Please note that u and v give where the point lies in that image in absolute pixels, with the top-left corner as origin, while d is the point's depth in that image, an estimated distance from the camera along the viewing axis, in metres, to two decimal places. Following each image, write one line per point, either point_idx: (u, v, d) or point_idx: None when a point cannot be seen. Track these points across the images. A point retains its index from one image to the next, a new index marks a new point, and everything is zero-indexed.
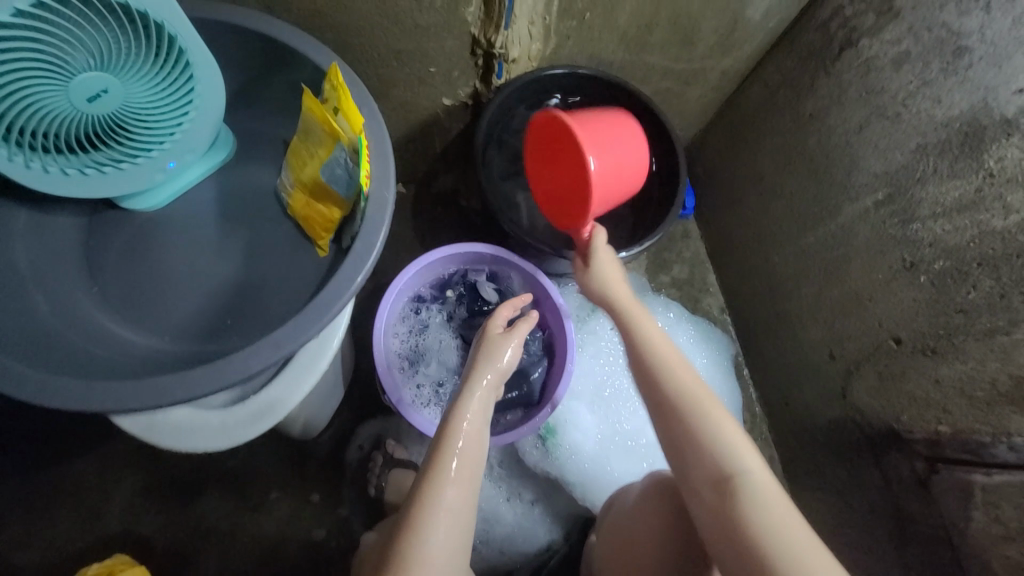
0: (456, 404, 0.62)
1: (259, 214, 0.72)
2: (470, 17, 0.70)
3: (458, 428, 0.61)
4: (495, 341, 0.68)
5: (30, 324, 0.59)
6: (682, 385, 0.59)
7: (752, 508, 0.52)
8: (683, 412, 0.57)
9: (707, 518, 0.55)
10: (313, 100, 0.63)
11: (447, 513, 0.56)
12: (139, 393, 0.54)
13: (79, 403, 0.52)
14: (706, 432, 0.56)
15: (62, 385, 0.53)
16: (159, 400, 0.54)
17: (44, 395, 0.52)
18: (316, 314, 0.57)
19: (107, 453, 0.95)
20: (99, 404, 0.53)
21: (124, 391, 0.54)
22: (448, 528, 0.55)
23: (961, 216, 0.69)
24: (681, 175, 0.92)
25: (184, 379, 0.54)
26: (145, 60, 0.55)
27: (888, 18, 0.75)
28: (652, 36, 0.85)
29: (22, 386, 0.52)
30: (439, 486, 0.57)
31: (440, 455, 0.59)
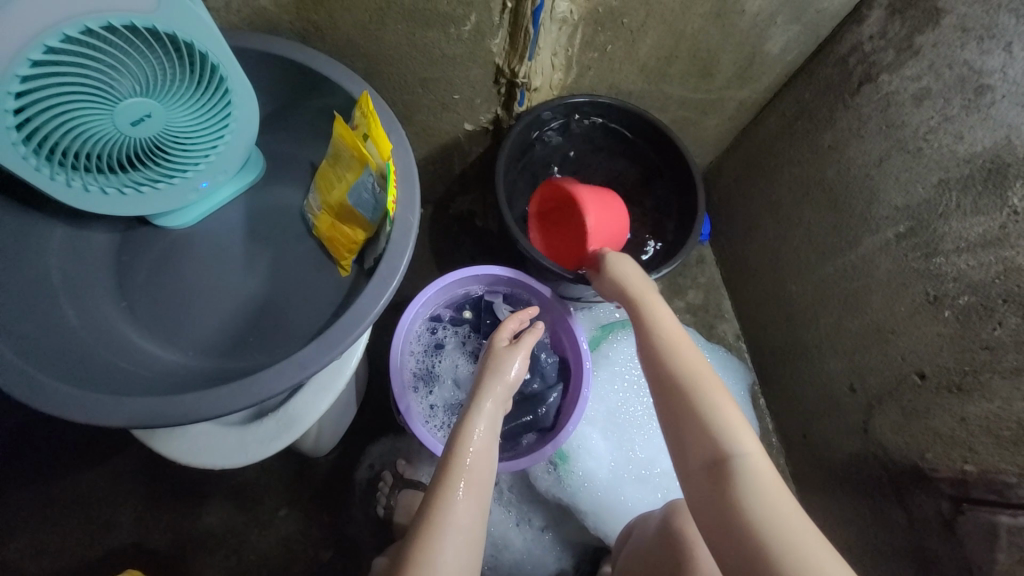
0: (465, 416, 0.64)
1: (284, 233, 0.73)
2: (495, 48, 0.72)
3: (469, 437, 0.61)
4: (502, 352, 0.70)
5: (61, 337, 0.60)
6: (677, 367, 0.60)
7: (748, 492, 0.50)
8: (682, 391, 0.58)
9: (703, 498, 0.53)
10: (344, 126, 0.65)
11: (458, 522, 0.55)
12: (165, 409, 0.55)
13: (106, 418, 0.54)
14: (704, 413, 0.56)
15: (90, 400, 0.54)
16: (185, 416, 0.55)
17: (71, 410, 0.53)
18: (340, 335, 0.58)
19: (120, 464, 0.96)
20: (127, 420, 0.54)
21: (149, 407, 0.55)
22: (458, 535, 0.54)
23: (985, 252, 0.68)
24: (699, 205, 0.92)
25: (208, 397, 0.55)
26: (186, 85, 0.57)
27: (908, 55, 0.76)
28: (671, 68, 0.87)
29: (52, 401, 0.53)
30: (451, 491, 0.57)
31: (452, 455, 0.60)
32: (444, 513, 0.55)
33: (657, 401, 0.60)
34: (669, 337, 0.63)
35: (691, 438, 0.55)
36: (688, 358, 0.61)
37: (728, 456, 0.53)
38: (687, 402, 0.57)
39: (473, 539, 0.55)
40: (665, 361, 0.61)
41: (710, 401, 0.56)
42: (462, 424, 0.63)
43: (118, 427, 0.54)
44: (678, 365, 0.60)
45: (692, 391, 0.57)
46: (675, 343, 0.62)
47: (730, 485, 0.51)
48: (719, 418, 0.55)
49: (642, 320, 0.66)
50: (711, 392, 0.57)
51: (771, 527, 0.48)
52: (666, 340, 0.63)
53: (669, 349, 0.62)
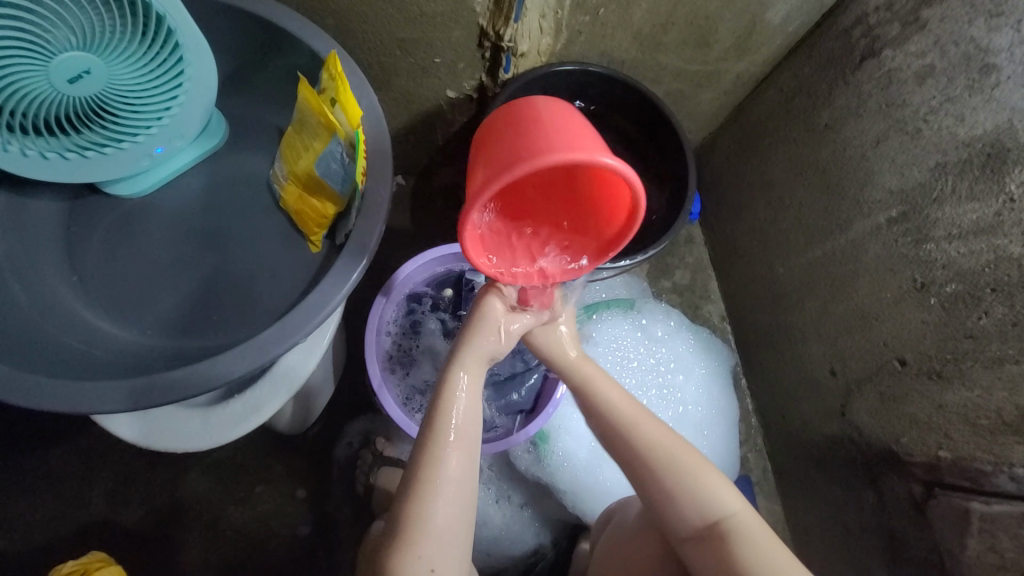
0: (445, 377, 0.59)
1: (248, 204, 0.68)
2: (479, 7, 0.66)
3: (454, 400, 0.58)
4: (486, 316, 0.61)
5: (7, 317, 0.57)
6: (651, 446, 0.61)
7: (744, 548, 0.57)
8: (660, 470, 0.60)
9: (703, 562, 0.58)
10: (310, 90, 0.59)
11: (446, 484, 0.55)
12: (117, 394, 0.52)
13: (55, 404, 0.51)
14: (686, 487, 0.59)
15: (36, 385, 0.51)
16: (139, 402, 0.52)
17: (20, 395, 0.50)
18: (304, 318, 0.55)
19: (90, 440, 0.93)
20: (77, 405, 0.51)
21: (99, 392, 0.52)
22: (451, 500, 0.55)
23: (977, 239, 0.67)
24: (689, 182, 0.90)
25: (162, 383, 0.52)
26: (132, 40, 0.51)
27: (914, 29, 0.72)
28: (667, 36, 0.82)
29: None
30: (438, 455, 0.55)
31: (430, 427, 0.57)
32: (431, 488, 0.54)
33: (633, 479, 0.62)
34: (634, 414, 0.62)
35: (681, 510, 0.59)
36: (658, 431, 0.62)
37: (721, 521, 0.58)
38: (665, 479, 0.60)
39: (464, 513, 0.55)
40: (637, 441, 0.61)
41: (691, 470, 0.60)
42: (443, 384, 0.59)
43: (66, 412, 0.51)
44: (653, 446, 0.60)
45: (670, 471, 0.60)
46: (636, 419, 0.62)
47: (731, 551, 0.57)
48: (703, 487, 0.59)
49: (605, 401, 0.63)
50: (690, 464, 0.60)
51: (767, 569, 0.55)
52: (631, 422, 0.62)
53: (631, 430, 0.61)
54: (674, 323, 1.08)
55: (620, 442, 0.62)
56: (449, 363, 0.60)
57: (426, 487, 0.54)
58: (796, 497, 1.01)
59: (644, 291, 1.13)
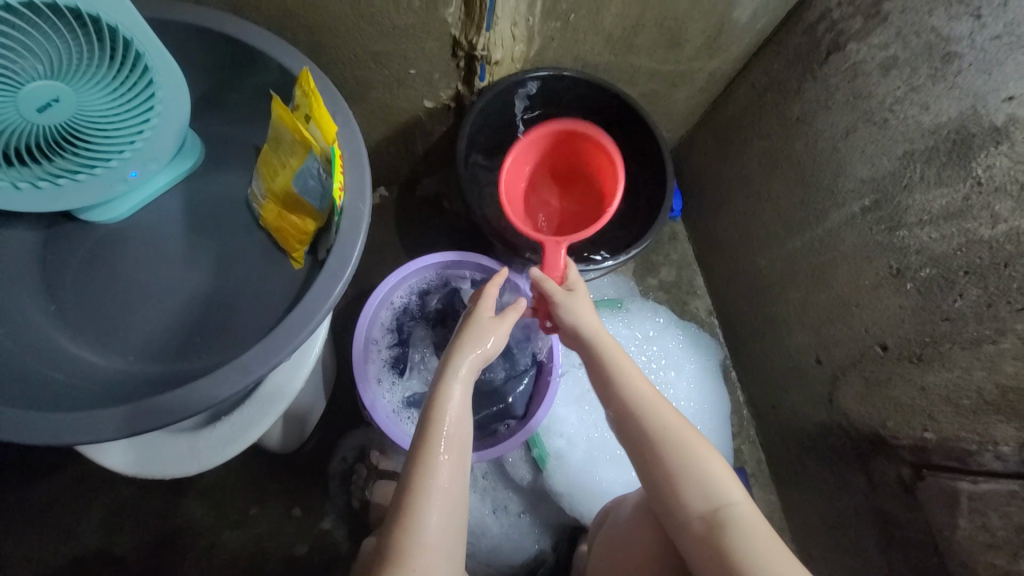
0: (440, 384, 0.59)
1: (227, 224, 0.68)
2: (450, 18, 0.68)
3: (447, 407, 0.58)
4: (482, 324, 0.63)
5: None
6: (659, 426, 0.62)
7: (743, 540, 0.56)
8: (667, 451, 0.61)
9: (698, 549, 0.58)
10: (283, 108, 0.59)
11: (438, 493, 0.55)
12: (91, 425, 0.51)
13: (38, 436, 0.50)
14: (692, 471, 0.60)
15: (18, 418, 0.50)
16: (112, 433, 0.51)
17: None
18: (284, 339, 0.54)
19: (79, 471, 0.91)
20: (52, 439, 0.50)
21: (82, 422, 0.51)
22: (444, 510, 0.55)
23: (948, 224, 0.68)
24: (667, 175, 0.90)
25: (146, 408, 0.52)
26: (99, 64, 0.51)
27: (876, 22, 0.73)
28: (638, 38, 0.83)
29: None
30: (431, 463, 0.55)
31: (425, 434, 0.57)
32: (426, 492, 0.55)
33: (638, 457, 0.63)
34: (649, 395, 0.64)
35: (682, 494, 0.60)
36: (668, 412, 0.63)
37: (721, 509, 0.58)
38: (669, 460, 0.60)
39: (457, 521, 0.55)
40: (648, 421, 0.62)
41: (698, 458, 0.60)
42: (438, 391, 0.59)
43: (48, 445, 0.50)
44: (659, 427, 0.61)
45: (674, 453, 0.60)
46: (651, 400, 0.63)
47: (730, 542, 0.56)
48: (705, 472, 0.60)
49: (620, 380, 0.64)
50: (697, 450, 0.61)
51: (766, 560, 0.54)
52: (643, 401, 0.63)
53: (641, 407, 0.63)
54: (662, 320, 1.09)
55: (629, 419, 0.63)
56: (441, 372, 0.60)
57: (419, 492, 0.55)
58: (791, 485, 1.03)
59: (631, 290, 1.14)
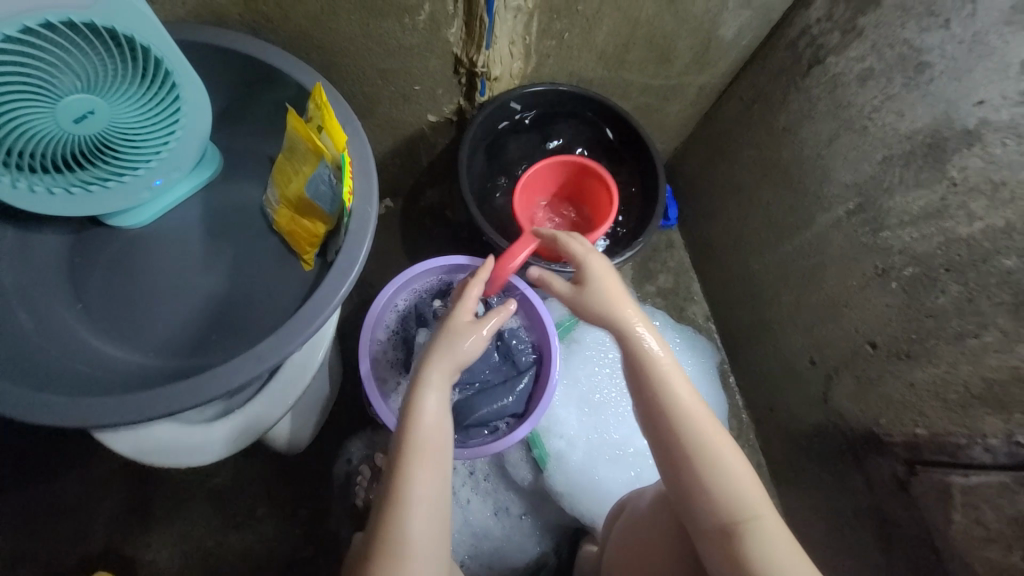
0: (415, 390, 0.62)
1: (244, 229, 0.72)
2: (452, 38, 0.74)
3: (422, 409, 0.61)
4: (458, 329, 0.66)
5: (16, 342, 0.59)
6: (692, 434, 0.61)
7: (761, 551, 0.57)
8: (699, 460, 0.60)
9: (718, 557, 0.59)
10: (297, 120, 0.64)
11: (420, 496, 0.57)
12: (107, 409, 0.53)
13: (63, 418, 0.53)
14: (720, 483, 0.60)
15: (46, 402, 0.53)
16: (124, 418, 0.53)
17: (21, 411, 0.52)
18: (298, 328, 0.57)
19: (94, 472, 0.94)
20: (68, 421, 0.53)
21: (104, 407, 0.53)
22: (426, 512, 0.57)
23: (927, 224, 0.71)
24: (660, 181, 0.95)
25: (163, 393, 0.54)
26: (132, 81, 0.56)
27: (852, 37, 0.78)
28: (630, 54, 0.88)
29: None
30: (410, 467, 0.58)
31: (404, 436, 0.59)
32: (406, 501, 0.57)
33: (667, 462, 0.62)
34: (688, 402, 0.62)
35: (707, 503, 0.60)
36: (704, 422, 0.62)
37: (741, 519, 0.58)
38: (697, 468, 0.60)
39: (440, 523, 0.58)
40: (681, 428, 0.61)
41: (727, 470, 0.60)
42: (413, 397, 0.62)
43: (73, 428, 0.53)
44: (682, 432, 0.61)
45: (697, 459, 0.60)
46: (688, 408, 0.62)
47: (748, 550, 0.57)
48: (733, 484, 0.60)
49: (660, 386, 0.62)
50: (726, 461, 0.61)
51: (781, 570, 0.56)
52: (681, 408, 0.62)
53: (678, 414, 0.62)
54: (659, 322, 1.15)
55: (663, 425, 0.62)
56: (417, 378, 0.62)
57: (400, 496, 0.57)
58: (791, 489, 1.03)
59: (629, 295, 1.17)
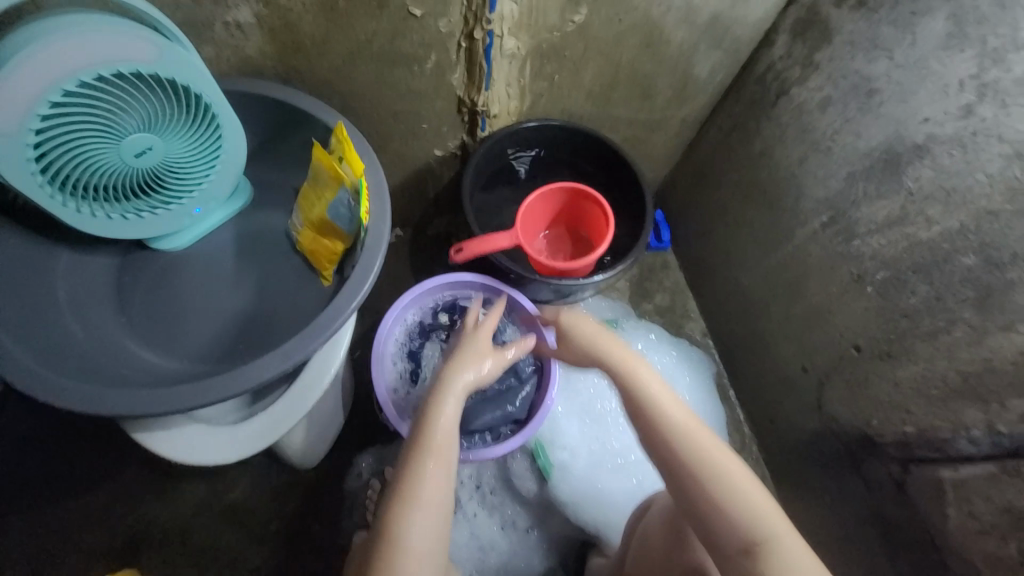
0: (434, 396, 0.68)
1: (271, 251, 0.80)
2: (456, 81, 0.85)
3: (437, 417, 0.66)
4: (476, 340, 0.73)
5: (68, 346, 0.64)
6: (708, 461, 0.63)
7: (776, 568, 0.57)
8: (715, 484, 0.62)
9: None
10: (321, 152, 0.73)
11: (427, 495, 0.62)
12: (146, 398, 0.59)
13: (117, 407, 0.58)
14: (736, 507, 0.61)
15: (99, 394, 0.58)
16: (159, 406, 0.59)
17: (74, 402, 0.57)
18: (322, 326, 0.64)
19: (114, 490, 0.97)
20: (119, 409, 0.58)
21: (150, 397, 0.59)
22: (430, 511, 0.61)
23: (892, 231, 0.77)
24: (647, 204, 1.02)
25: (202, 386, 0.60)
26: (184, 121, 0.65)
27: (810, 70, 0.87)
28: (614, 92, 0.98)
29: (41, 390, 0.57)
30: (420, 469, 0.63)
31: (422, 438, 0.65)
32: (411, 502, 0.61)
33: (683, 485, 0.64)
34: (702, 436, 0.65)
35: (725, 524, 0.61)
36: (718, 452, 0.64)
37: (754, 540, 0.59)
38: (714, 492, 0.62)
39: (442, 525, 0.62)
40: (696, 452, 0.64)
41: (745, 497, 0.61)
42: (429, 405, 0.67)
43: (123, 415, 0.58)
44: (694, 457, 0.63)
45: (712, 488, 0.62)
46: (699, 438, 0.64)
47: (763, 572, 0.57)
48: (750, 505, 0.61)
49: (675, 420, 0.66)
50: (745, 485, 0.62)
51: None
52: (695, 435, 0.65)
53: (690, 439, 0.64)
54: (654, 336, 1.20)
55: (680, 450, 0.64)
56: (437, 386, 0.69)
57: (408, 496, 0.62)
58: (796, 500, 1.04)
59: (626, 313, 1.23)
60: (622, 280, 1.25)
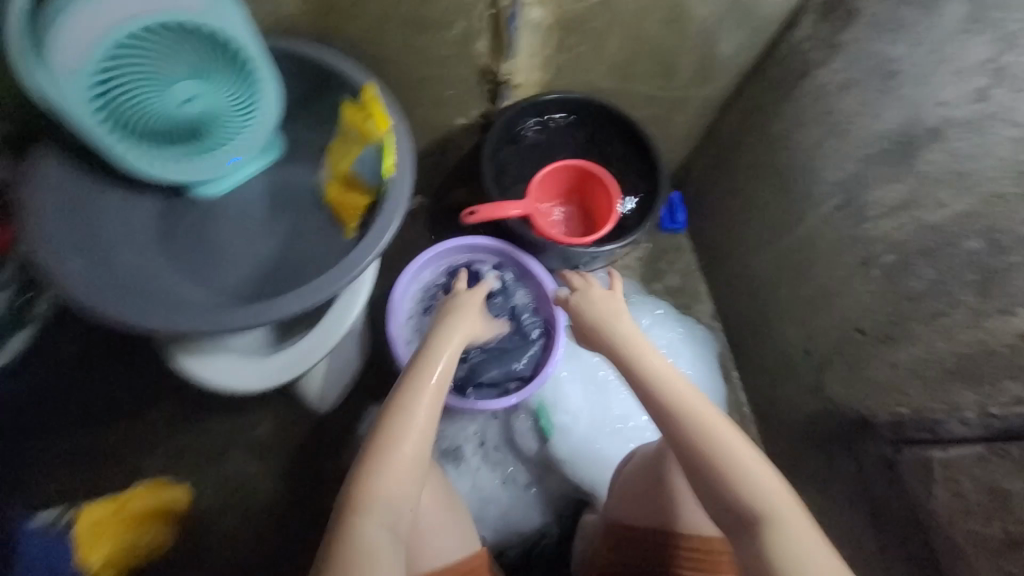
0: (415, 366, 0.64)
1: (299, 204, 0.85)
2: (481, 50, 0.88)
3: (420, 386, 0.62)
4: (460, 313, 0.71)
5: (121, 273, 0.71)
6: (717, 437, 0.59)
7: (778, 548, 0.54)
8: (723, 462, 0.58)
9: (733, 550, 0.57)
10: (351, 110, 0.78)
11: (397, 465, 0.58)
12: (191, 319, 0.66)
13: (164, 324, 0.65)
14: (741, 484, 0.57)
15: (149, 313, 0.65)
16: (200, 326, 0.66)
17: (125, 317, 0.64)
18: (347, 267, 0.69)
19: (147, 418, 1.03)
20: (164, 327, 0.65)
21: (193, 318, 0.66)
22: (398, 484, 0.58)
23: (902, 214, 0.78)
24: (662, 181, 1.05)
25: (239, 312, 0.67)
26: (227, 71, 0.70)
27: (833, 52, 0.87)
28: (636, 68, 1.00)
29: (101, 307, 0.64)
30: (394, 439, 0.59)
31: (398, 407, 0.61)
32: (381, 472, 0.58)
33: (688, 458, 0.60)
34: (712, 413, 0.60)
35: (727, 499, 0.57)
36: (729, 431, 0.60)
37: (760, 517, 0.55)
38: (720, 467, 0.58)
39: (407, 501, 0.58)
40: (705, 428, 0.59)
41: (754, 478, 0.57)
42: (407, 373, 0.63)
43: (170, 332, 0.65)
44: (704, 432, 0.59)
45: (719, 465, 0.58)
46: (709, 415, 0.60)
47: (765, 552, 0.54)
48: (756, 484, 0.57)
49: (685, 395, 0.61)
50: (755, 463, 0.58)
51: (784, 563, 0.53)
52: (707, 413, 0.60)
53: (700, 416, 0.60)
54: (661, 311, 1.22)
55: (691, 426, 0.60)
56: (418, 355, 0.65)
57: (379, 464, 0.58)
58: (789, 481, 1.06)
59: (634, 290, 1.25)
60: (633, 259, 1.28)
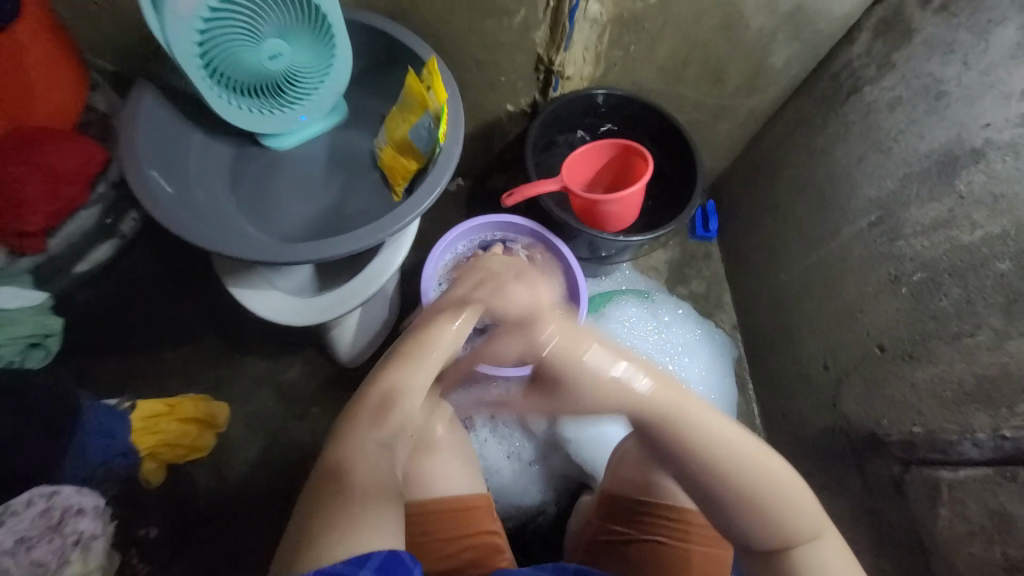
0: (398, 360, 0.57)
1: (355, 165, 0.92)
2: (538, 39, 0.93)
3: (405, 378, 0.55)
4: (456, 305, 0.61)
5: (193, 202, 0.79)
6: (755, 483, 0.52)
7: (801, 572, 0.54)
8: (760, 502, 0.53)
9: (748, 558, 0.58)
10: (413, 80, 0.85)
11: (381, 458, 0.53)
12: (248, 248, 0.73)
13: (226, 248, 0.72)
14: (777, 522, 0.53)
15: (214, 237, 0.72)
16: (257, 254, 0.72)
17: (194, 238, 0.72)
18: (393, 219, 0.75)
19: (190, 351, 1.10)
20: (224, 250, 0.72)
21: (251, 247, 0.73)
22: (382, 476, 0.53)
23: (936, 233, 0.79)
24: (698, 181, 1.05)
25: (291, 247, 0.73)
26: (307, 33, 0.79)
27: (885, 70, 0.89)
28: (686, 71, 1.03)
29: (174, 226, 0.72)
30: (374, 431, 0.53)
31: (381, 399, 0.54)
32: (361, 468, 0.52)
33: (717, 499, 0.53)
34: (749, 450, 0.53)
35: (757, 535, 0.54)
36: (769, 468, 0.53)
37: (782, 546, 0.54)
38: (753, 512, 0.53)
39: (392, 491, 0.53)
40: (744, 472, 0.52)
41: (786, 521, 0.53)
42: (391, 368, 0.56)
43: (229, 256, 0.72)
44: (742, 480, 0.52)
45: (755, 511, 0.53)
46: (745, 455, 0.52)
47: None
48: (789, 523, 0.53)
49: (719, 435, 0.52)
50: (791, 503, 0.53)
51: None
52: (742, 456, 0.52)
53: (742, 466, 0.52)
54: (682, 312, 1.21)
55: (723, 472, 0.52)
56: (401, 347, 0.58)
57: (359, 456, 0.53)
58: None
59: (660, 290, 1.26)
60: (661, 261, 1.30)
